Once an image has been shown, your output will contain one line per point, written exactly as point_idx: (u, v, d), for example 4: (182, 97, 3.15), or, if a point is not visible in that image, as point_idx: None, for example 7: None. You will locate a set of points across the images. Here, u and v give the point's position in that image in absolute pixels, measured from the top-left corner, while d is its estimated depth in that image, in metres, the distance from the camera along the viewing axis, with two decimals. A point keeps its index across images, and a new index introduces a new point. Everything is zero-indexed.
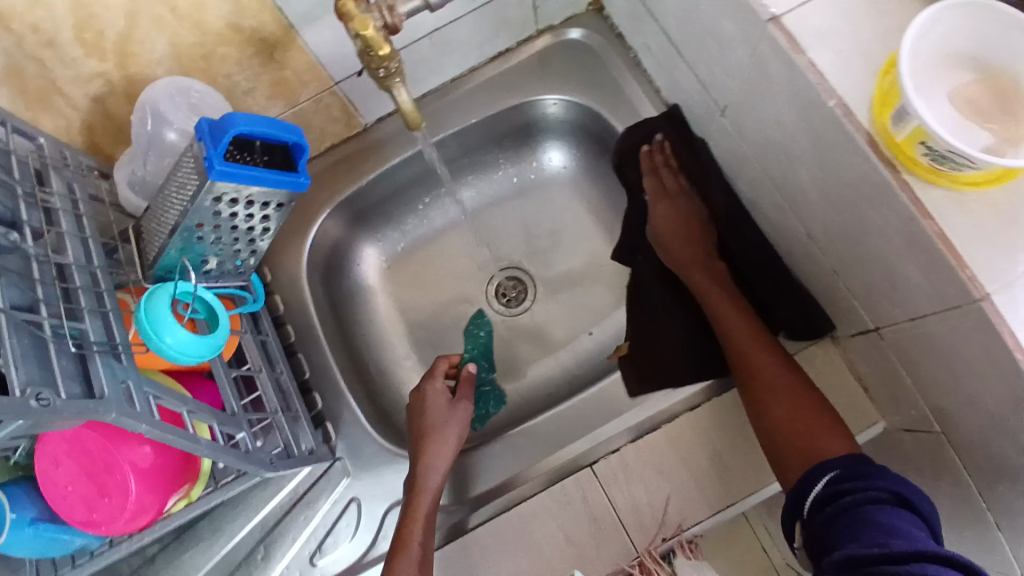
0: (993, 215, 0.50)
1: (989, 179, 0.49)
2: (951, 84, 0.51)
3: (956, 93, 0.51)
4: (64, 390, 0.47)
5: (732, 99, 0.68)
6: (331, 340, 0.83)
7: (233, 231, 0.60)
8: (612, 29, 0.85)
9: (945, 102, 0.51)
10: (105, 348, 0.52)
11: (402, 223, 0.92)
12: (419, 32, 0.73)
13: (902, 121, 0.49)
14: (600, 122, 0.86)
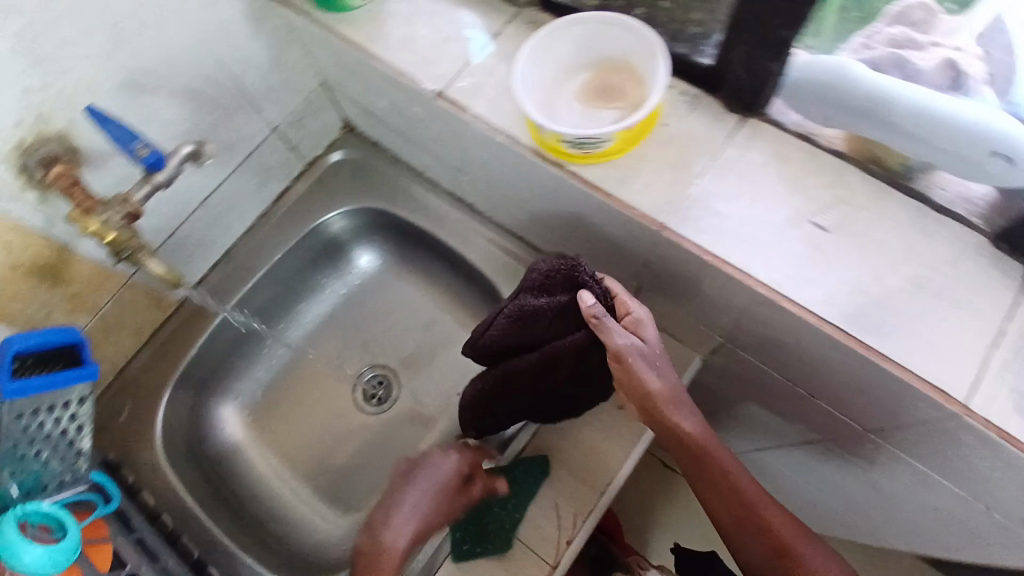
0: (635, 172, 0.64)
1: (626, 144, 0.63)
2: (576, 90, 0.66)
3: (582, 95, 0.65)
4: None
5: (459, 160, 0.81)
6: (211, 508, 0.85)
7: (50, 440, 0.65)
8: (367, 140, 0.97)
9: (577, 104, 0.65)
10: None
11: (252, 372, 0.97)
12: (189, 206, 0.84)
13: (543, 131, 0.62)
14: (387, 216, 0.96)
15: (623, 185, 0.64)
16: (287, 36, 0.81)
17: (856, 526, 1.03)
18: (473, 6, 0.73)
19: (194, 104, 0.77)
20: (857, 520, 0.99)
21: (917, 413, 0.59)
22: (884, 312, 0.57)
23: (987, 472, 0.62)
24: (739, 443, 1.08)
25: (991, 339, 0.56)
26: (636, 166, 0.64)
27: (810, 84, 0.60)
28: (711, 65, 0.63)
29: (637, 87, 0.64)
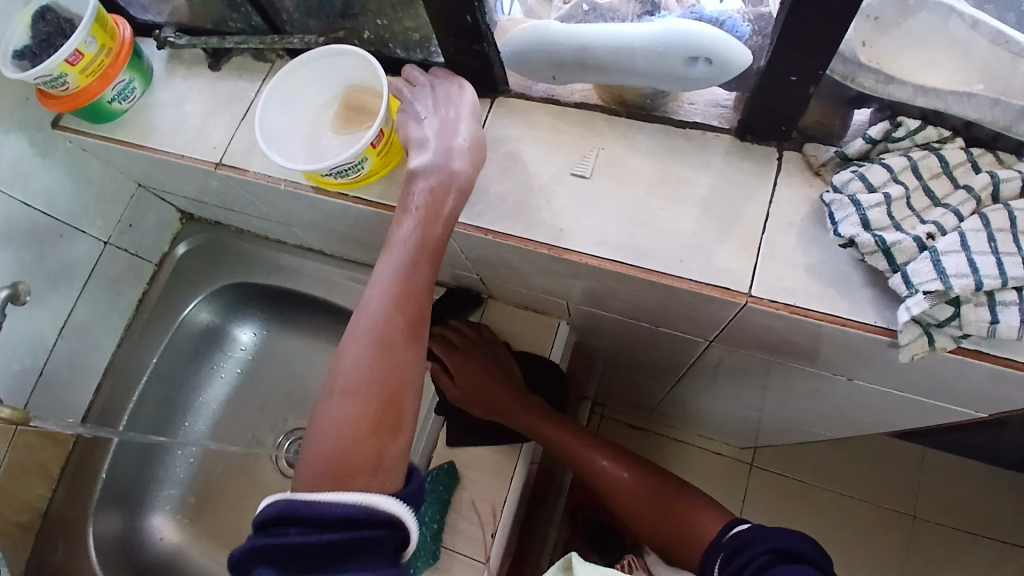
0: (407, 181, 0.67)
1: (389, 158, 0.67)
2: (331, 122, 0.70)
3: (337, 125, 0.69)
4: None
5: (278, 214, 0.83)
6: None
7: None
8: (208, 222, 1.00)
9: (335, 135, 0.69)
10: None
11: (173, 475, 1.00)
12: (47, 339, 0.87)
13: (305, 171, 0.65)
14: (249, 287, 0.99)
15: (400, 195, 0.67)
16: (83, 156, 0.86)
17: (787, 426, 1.06)
18: (230, 78, 0.77)
19: (8, 247, 0.80)
20: (784, 422, 1.02)
21: (722, 317, 0.62)
22: (653, 234, 0.60)
23: (808, 350, 0.64)
24: (661, 386, 1.11)
25: (757, 225, 0.59)
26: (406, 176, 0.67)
27: (523, 53, 0.62)
28: (442, 63, 0.68)
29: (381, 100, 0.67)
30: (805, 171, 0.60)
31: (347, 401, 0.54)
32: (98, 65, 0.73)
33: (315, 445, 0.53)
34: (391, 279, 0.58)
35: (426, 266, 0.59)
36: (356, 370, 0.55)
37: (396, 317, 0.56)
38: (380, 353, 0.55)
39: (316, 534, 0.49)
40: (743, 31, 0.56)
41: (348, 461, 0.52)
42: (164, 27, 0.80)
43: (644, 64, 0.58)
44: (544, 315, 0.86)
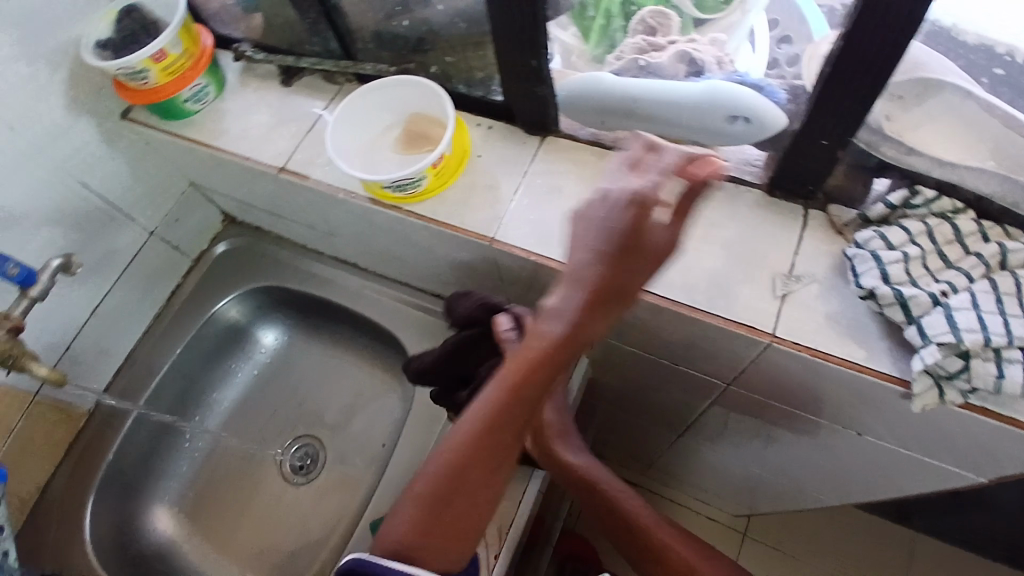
0: (458, 201, 0.72)
1: (443, 179, 0.72)
2: (396, 145, 0.76)
3: (399, 148, 0.75)
4: None
5: (323, 223, 0.88)
6: None
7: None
8: (249, 227, 1.04)
9: (396, 155, 0.75)
10: None
11: (176, 470, 1.00)
12: (79, 318, 0.90)
13: (366, 181, 0.70)
14: (280, 292, 1.02)
15: (451, 212, 0.72)
16: (146, 150, 0.91)
17: (789, 489, 1.07)
18: (299, 93, 0.84)
19: (62, 224, 0.84)
20: (787, 482, 1.03)
21: (743, 356, 0.66)
22: (687, 270, 0.65)
23: (823, 399, 0.67)
24: (667, 435, 1.12)
25: (784, 272, 0.63)
26: (458, 196, 0.73)
27: (576, 98, 0.69)
28: (501, 100, 0.74)
29: (440, 129, 0.73)
30: (829, 228, 0.65)
31: (408, 506, 0.60)
32: (180, 66, 0.79)
33: (389, 522, 0.60)
34: (470, 423, 0.59)
35: (515, 408, 0.58)
36: (427, 482, 0.59)
37: (490, 434, 0.58)
38: (458, 468, 0.58)
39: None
40: (780, 98, 0.61)
41: (410, 553, 0.58)
42: (241, 42, 0.86)
43: (688, 118, 0.64)
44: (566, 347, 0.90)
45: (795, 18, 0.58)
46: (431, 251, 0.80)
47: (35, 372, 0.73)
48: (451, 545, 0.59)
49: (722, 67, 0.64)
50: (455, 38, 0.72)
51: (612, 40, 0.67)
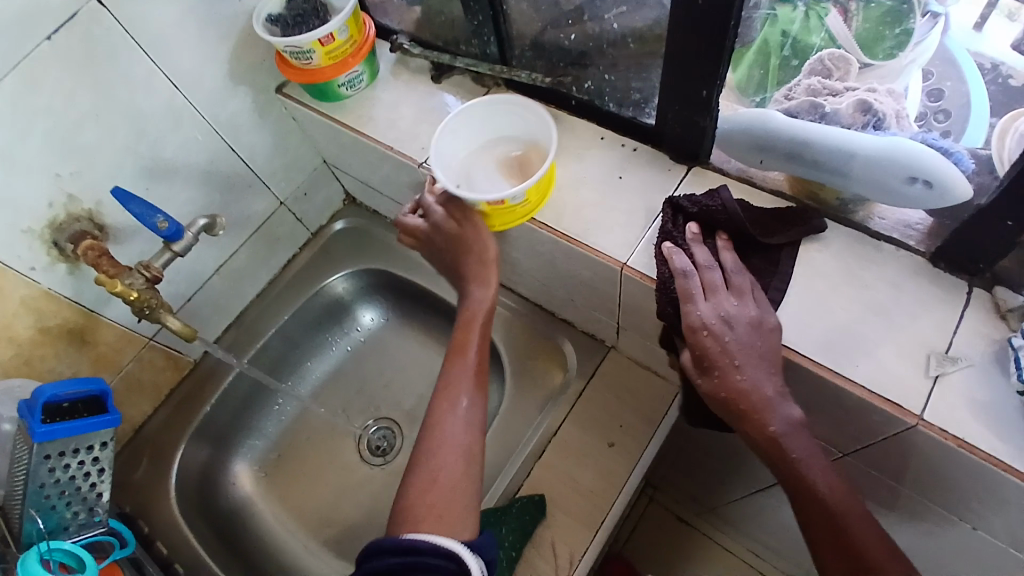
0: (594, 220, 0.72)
1: (536, 201, 0.72)
2: (507, 155, 0.78)
3: (501, 161, 0.78)
4: None
5: None
6: (218, 556, 0.89)
7: (75, 490, 0.71)
8: (367, 211, 1.09)
9: (492, 169, 0.78)
10: None
11: (263, 429, 1.04)
12: (205, 275, 0.94)
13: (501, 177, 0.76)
14: (385, 278, 1.07)
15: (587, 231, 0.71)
16: (290, 124, 0.95)
17: None
18: (448, 91, 0.86)
19: (206, 185, 0.89)
20: None
21: (870, 429, 0.63)
22: (831, 329, 0.62)
23: (951, 492, 0.63)
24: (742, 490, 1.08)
25: (937, 350, 0.60)
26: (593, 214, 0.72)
27: (737, 132, 0.69)
28: (651, 124, 0.74)
29: (538, 156, 0.76)
30: (991, 312, 0.61)
31: (438, 452, 0.65)
32: (342, 52, 0.81)
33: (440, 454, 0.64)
34: (462, 370, 0.70)
35: (463, 376, 0.70)
36: (436, 423, 0.67)
37: (464, 382, 0.69)
38: (434, 432, 0.66)
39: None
40: (967, 166, 0.58)
41: (438, 502, 0.61)
42: (400, 34, 0.89)
43: (863, 169, 0.63)
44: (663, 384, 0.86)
45: (955, 86, 0.60)
46: (551, 265, 0.80)
47: (167, 323, 0.79)
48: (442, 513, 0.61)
49: (900, 121, 0.62)
50: (620, 59, 0.73)
51: (764, 93, 0.69)
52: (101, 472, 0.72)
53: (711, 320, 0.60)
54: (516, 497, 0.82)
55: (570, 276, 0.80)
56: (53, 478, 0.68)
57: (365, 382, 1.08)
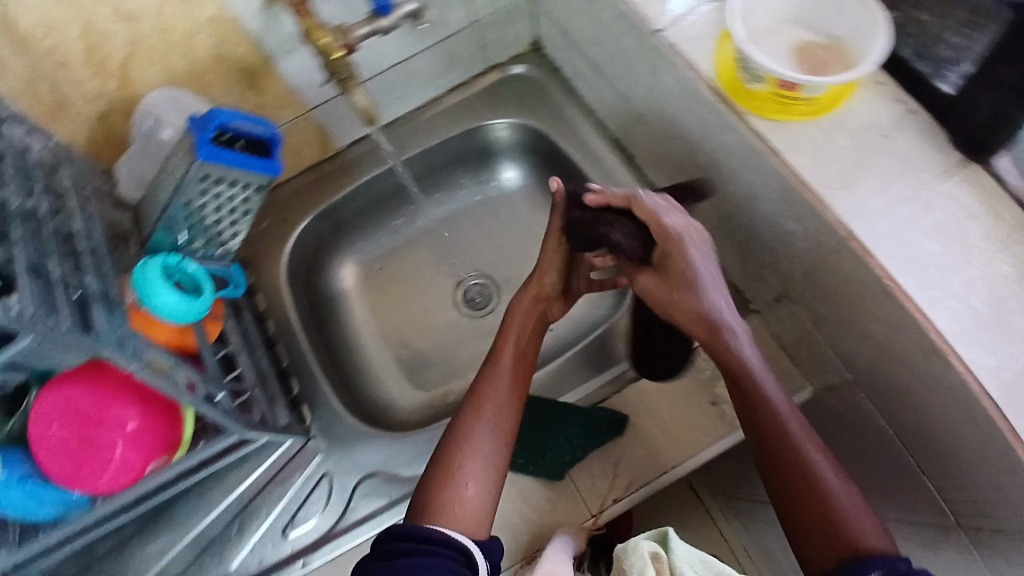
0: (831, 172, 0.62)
1: (823, 107, 0.63)
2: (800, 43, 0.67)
3: (797, 48, 0.67)
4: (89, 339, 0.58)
5: (648, 103, 0.80)
6: (305, 333, 0.93)
7: (217, 221, 0.73)
8: (554, 65, 1.00)
9: (779, 49, 0.67)
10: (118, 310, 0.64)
11: (375, 238, 1.04)
12: (381, 65, 0.89)
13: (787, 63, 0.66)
14: (545, 142, 1.00)
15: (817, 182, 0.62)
16: None
17: None
18: None
19: None
20: None
21: None
22: None
23: None
24: None
25: None
26: (833, 165, 0.62)
27: None
28: (947, 89, 0.61)
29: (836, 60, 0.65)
30: None
31: (485, 435, 0.71)
32: None
33: (477, 440, 0.71)
34: (505, 378, 0.76)
35: (505, 387, 0.75)
36: (471, 429, 0.72)
37: (507, 415, 0.74)
38: (476, 405, 0.73)
39: (412, 559, 0.62)
40: None
41: (446, 472, 0.69)
42: None
43: None
44: (793, 368, 0.79)
45: None
46: (746, 200, 0.72)
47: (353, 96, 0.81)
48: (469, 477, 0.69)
49: None
50: None
51: None
52: (246, 212, 0.74)
53: (752, 364, 0.66)
54: (598, 407, 0.81)
55: (762, 220, 0.71)
56: (200, 201, 0.68)
57: (484, 234, 1.05)
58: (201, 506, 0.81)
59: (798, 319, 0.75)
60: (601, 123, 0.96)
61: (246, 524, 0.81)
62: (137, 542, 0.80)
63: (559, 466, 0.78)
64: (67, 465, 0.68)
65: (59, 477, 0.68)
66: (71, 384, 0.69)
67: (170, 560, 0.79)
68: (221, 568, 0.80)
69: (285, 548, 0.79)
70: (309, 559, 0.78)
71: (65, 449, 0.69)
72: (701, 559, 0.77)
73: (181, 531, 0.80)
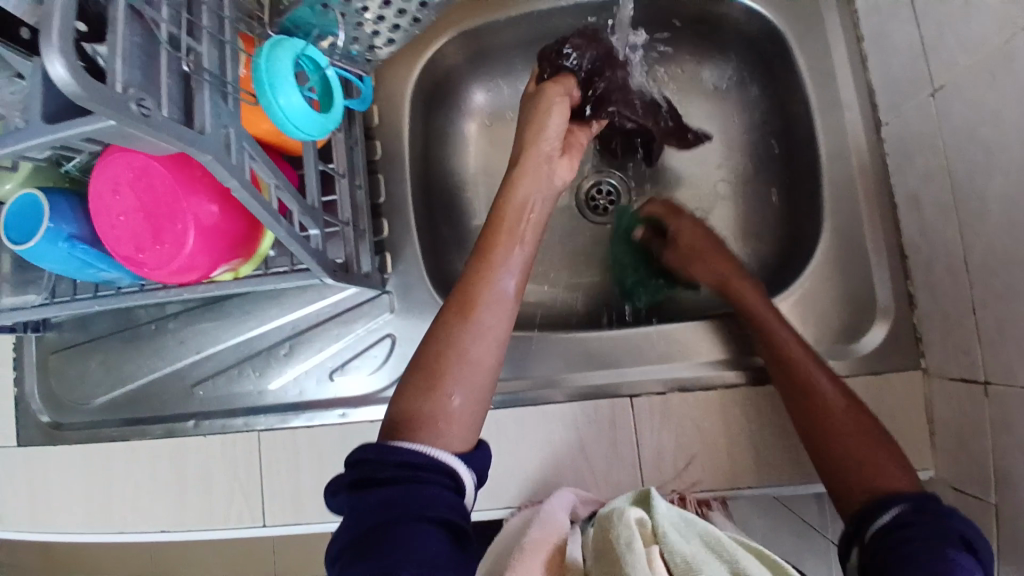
0: None
1: None
2: None
3: None
4: (187, 136, 0.43)
5: (954, 77, 0.61)
6: (413, 167, 0.80)
7: (381, 21, 0.57)
8: None
9: None
10: (235, 92, 0.50)
11: (522, 82, 0.88)
12: None
13: None
14: (775, 48, 0.78)
15: None
16: None
17: None
18: None
19: None
20: None
21: None
22: None
23: None
24: None
25: None
26: None
27: None
28: None
29: None
30: None
31: (483, 345, 0.57)
32: None
33: (474, 346, 0.56)
34: (505, 281, 0.60)
35: (474, 279, 0.60)
36: (455, 321, 0.58)
37: (459, 306, 0.59)
38: (457, 307, 0.58)
39: (394, 493, 0.47)
40: None
41: (433, 382, 0.55)
42: None
43: None
44: (928, 447, 0.69)
45: None
46: (1010, 262, 0.56)
47: None
48: (467, 401, 0.55)
49: None
50: None
51: None
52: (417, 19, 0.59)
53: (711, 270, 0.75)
54: (697, 390, 0.72)
55: (1013, 293, 0.56)
56: None
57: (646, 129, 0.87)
58: (256, 310, 0.77)
59: (974, 408, 0.63)
60: (864, 60, 0.74)
61: (293, 348, 0.76)
62: (189, 320, 0.77)
63: (630, 430, 0.72)
64: (129, 243, 0.60)
65: (118, 255, 0.61)
66: (147, 156, 0.58)
67: (214, 351, 0.77)
68: (259, 383, 0.76)
69: (326, 387, 0.75)
70: (348, 412, 0.74)
71: (130, 224, 0.60)
72: (684, 517, 0.55)
73: (231, 327, 0.77)
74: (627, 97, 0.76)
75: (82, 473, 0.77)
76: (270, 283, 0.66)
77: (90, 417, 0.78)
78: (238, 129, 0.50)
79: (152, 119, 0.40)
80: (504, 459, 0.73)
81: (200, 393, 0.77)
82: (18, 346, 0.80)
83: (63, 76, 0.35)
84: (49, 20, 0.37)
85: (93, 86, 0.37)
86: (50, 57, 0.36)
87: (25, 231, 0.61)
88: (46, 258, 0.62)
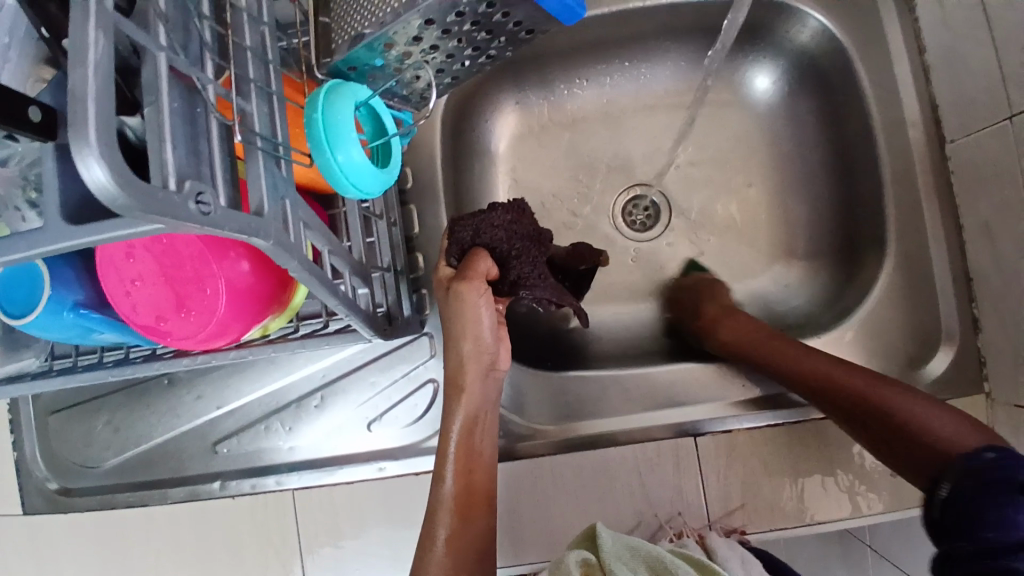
0: None
1: None
2: None
3: None
4: (244, 223, 0.36)
5: None
6: (446, 192, 0.74)
7: (445, 59, 0.50)
8: None
9: None
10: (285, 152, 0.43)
11: (555, 91, 0.82)
12: None
13: None
14: (826, 57, 0.74)
15: None
16: None
17: None
18: None
19: None
20: None
21: None
22: None
23: None
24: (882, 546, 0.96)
25: None
26: None
27: None
28: None
29: None
30: None
31: (482, 510, 0.59)
32: None
33: (473, 522, 0.58)
34: (488, 437, 0.62)
35: (464, 414, 0.60)
36: (460, 463, 0.59)
37: (459, 455, 0.59)
38: (458, 465, 0.59)
39: None
40: None
41: (459, 537, 0.57)
42: None
43: None
44: None
45: None
46: None
47: None
48: (453, 534, 0.57)
49: None
50: None
51: None
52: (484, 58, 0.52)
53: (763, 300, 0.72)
54: (757, 427, 0.69)
55: None
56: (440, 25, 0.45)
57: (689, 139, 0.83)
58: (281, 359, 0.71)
59: None
60: (928, 75, 0.69)
61: (324, 398, 0.70)
62: (208, 373, 0.71)
63: (689, 470, 0.69)
64: (149, 312, 0.53)
65: (137, 325, 0.54)
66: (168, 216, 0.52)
67: (238, 405, 0.71)
68: (289, 437, 0.70)
69: (362, 440, 0.70)
70: (387, 465, 0.68)
71: (149, 290, 0.53)
72: (629, 547, 0.60)
73: (255, 378, 0.71)
74: (543, 275, 0.64)
75: (91, 545, 0.70)
76: (307, 345, 0.60)
77: (99, 482, 0.72)
78: (291, 197, 0.43)
79: (209, 214, 0.34)
80: (558, 507, 0.69)
81: (221, 452, 0.71)
82: (12, 407, 0.73)
83: (108, 184, 0.28)
84: (79, 105, 0.28)
85: (141, 191, 0.30)
86: (87, 158, 0.28)
87: (22, 303, 0.54)
88: (50, 328, 0.55)
